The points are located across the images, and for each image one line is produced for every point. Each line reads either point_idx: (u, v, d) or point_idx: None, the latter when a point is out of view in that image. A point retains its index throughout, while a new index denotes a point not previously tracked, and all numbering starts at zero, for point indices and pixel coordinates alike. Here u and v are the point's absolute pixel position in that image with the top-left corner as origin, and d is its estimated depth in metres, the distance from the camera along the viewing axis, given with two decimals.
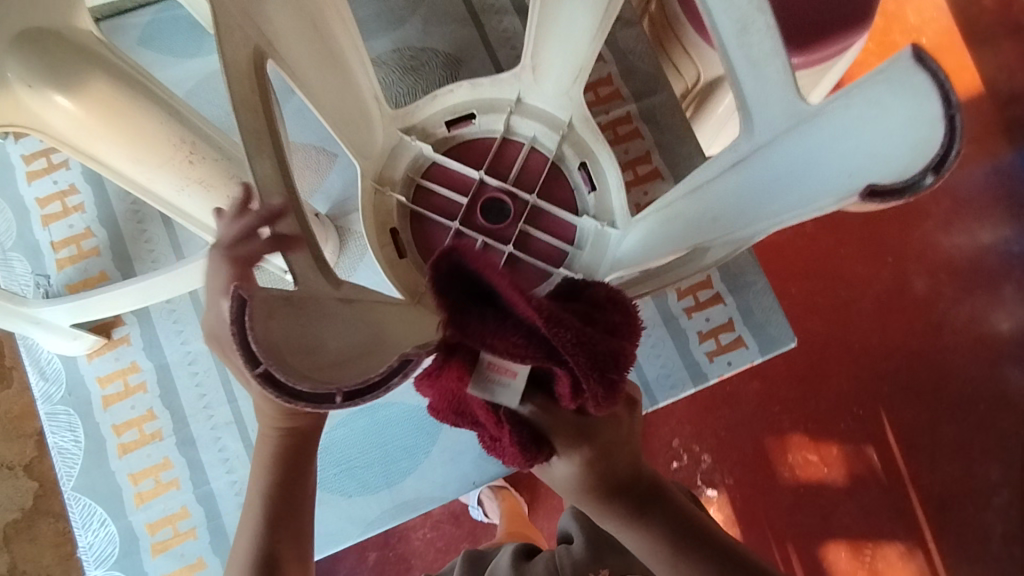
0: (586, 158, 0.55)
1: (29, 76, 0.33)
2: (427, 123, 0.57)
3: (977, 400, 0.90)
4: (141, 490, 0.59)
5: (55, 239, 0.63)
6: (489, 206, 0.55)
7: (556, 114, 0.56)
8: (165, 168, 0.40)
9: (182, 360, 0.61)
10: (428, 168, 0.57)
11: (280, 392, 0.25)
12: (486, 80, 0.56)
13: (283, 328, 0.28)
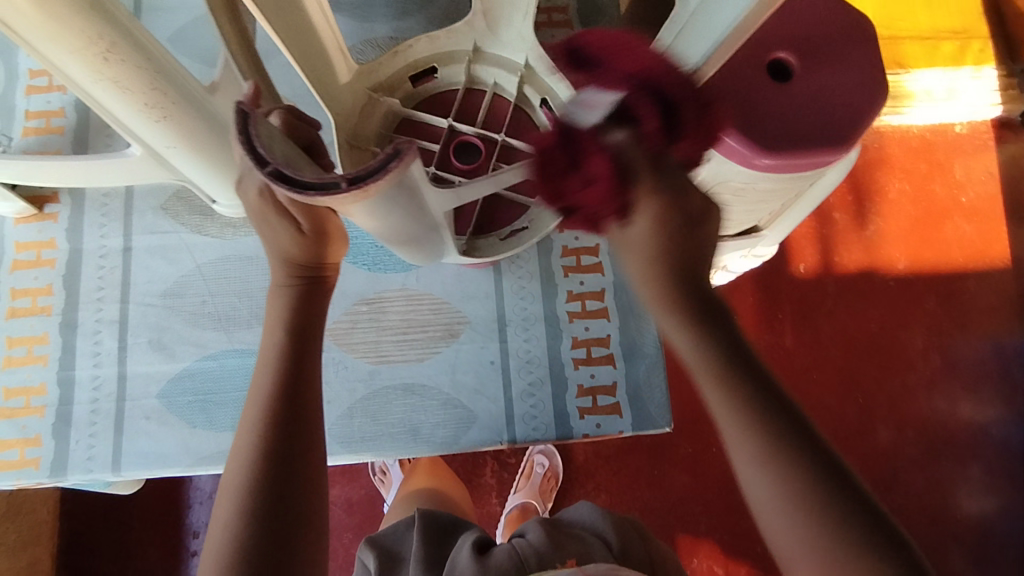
0: (547, 97, 0.63)
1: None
2: (394, 79, 0.65)
3: None
4: (11, 355, 0.62)
5: (30, 109, 0.68)
6: (457, 152, 0.65)
7: (514, 61, 0.64)
8: (78, 57, 0.43)
9: (95, 251, 0.65)
10: (399, 124, 0.65)
11: (273, 170, 0.33)
12: (444, 36, 0.63)
13: (283, 148, 0.37)
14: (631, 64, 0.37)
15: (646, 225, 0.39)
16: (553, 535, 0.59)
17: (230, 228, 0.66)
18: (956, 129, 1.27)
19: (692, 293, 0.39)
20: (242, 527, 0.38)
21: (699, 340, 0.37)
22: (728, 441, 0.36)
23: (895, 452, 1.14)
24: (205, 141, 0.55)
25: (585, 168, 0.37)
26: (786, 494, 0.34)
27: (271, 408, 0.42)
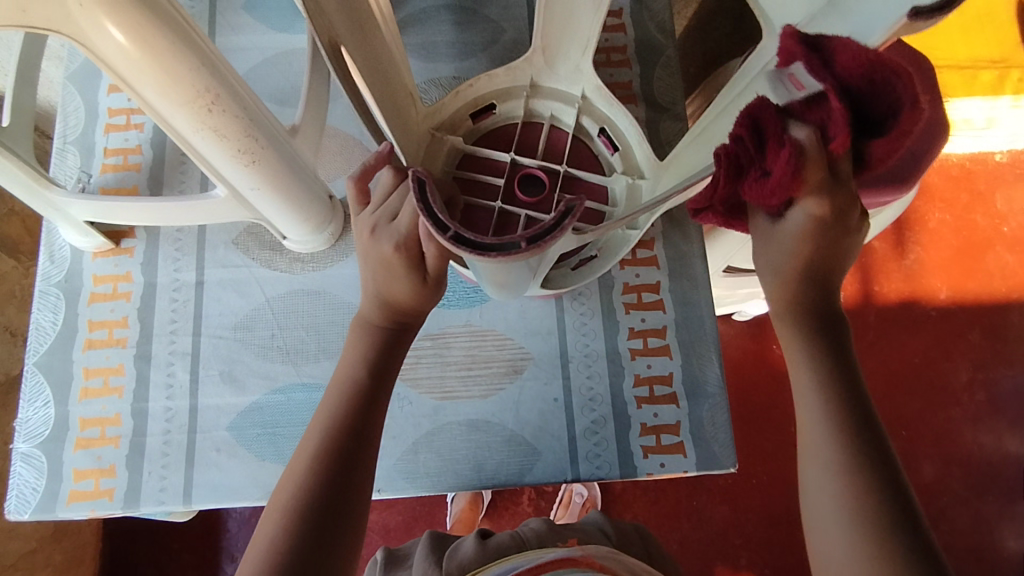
0: (605, 125, 0.62)
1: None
2: (454, 118, 0.62)
3: None
4: (88, 386, 0.64)
5: (108, 146, 0.71)
6: (523, 186, 0.60)
7: (570, 93, 0.63)
8: (184, 109, 0.45)
9: (168, 285, 0.66)
10: (460, 160, 0.61)
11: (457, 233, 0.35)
12: (502, 71, 0.61)
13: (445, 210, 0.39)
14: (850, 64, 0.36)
15: (797, 210, 0.44)
16: (552, 524, 0.63)
17: (299, 263, 0.67)
18: (996, 157, 1.27)
19: (817, 301, 0.47)
20: (286, 534, 0.41)
21: (816, 358, 0.46)
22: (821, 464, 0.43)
23: (941, 488, 1.12)
24: (286, 183, 0.56)
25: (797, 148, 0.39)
26: (854, 513, 0.40)
27: (335, 431, 0.46)
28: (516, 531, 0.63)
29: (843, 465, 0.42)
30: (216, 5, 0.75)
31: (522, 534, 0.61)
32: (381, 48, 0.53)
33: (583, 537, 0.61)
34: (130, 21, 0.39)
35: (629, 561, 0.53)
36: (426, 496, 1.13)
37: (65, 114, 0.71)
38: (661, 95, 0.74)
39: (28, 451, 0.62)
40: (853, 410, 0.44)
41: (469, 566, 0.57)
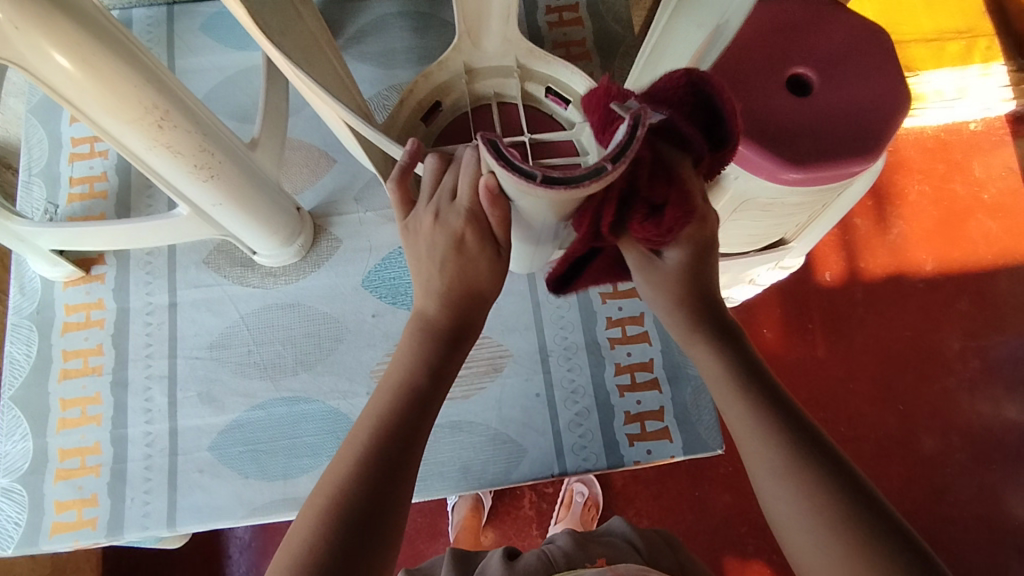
0: (551, 84, 0.61)
1: (15, 18, 0.37)
2: (408, 126, 0.61)
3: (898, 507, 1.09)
4: (65, 417, 0.63)
5: (74, 176, 0.70)
6: None
7: (505, 65, 0.61)
8: (135, 127, 0.45)
9: (142, 309, 0.66)
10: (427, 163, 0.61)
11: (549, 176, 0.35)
12: (432, 69, 0.60)
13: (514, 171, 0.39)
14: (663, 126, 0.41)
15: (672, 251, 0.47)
16: (581, 540, 0.63)
17: (271, 277, 0.67)
18: (971, 126, 1.27)
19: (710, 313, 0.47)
20: (322, 537, 0.38)
21: (733, 378, 0.44)
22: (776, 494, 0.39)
23: (943, 459, 1.11)
24: (249, 197, 0.56)
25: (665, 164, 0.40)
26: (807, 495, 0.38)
27: (381, 434, 0.43)
28: (544, 548, 0.63)
29: (789, 467, 0.39)
30: (174, 29, 0.75)
31: (550, 552, 0.61)
32: (313, 46, 0.52)
33: (610, 557, 0.61)
34: (70, 43, 0.39)
35: None
36: (426, 507, 1.12)
37: (29, 148, 0.71)
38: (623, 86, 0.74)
39: (9, 486, 0.61)
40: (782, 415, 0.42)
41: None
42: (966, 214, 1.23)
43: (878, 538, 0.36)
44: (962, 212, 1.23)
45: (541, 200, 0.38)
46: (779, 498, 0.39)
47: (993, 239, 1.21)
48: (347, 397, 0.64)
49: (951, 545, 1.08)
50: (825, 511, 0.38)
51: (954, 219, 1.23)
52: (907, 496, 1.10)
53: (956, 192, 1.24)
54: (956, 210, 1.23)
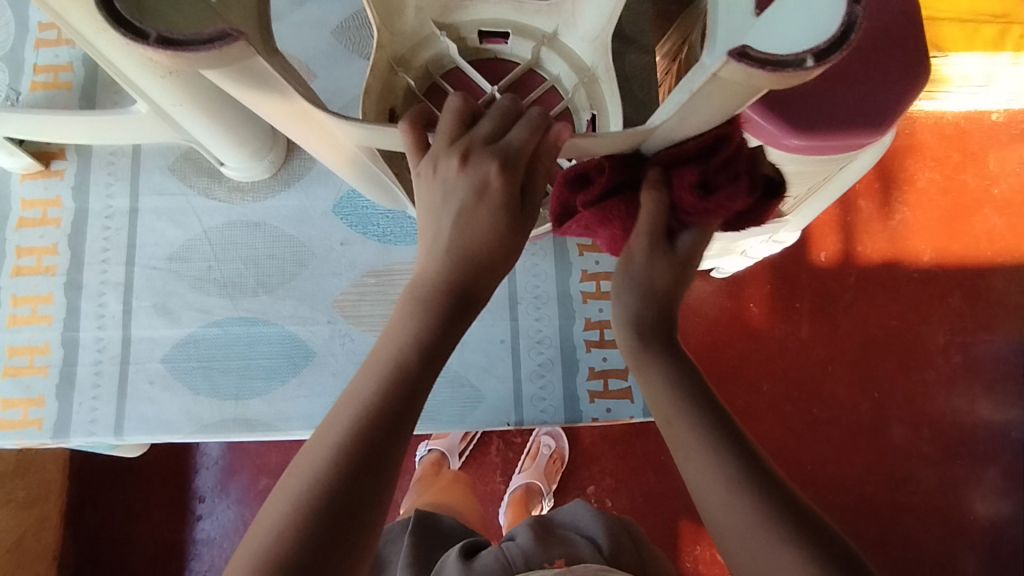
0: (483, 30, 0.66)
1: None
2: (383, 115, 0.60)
3: (856, 490, 1.11)
4: (16, 314, 0.61)
5: (38, 63, 0.66)
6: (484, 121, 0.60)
7: (425, 36, 0.64)
8: (79, 3, 0.41)
9: (101, 212, 0.63)
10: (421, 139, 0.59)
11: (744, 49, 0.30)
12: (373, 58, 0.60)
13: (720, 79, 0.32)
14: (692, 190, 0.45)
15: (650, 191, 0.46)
16: (542, 539, 0.64)
17: (238, 193, 0.64)
18: (993, 115, 1.22)
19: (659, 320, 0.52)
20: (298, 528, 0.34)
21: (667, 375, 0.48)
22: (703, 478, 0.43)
23: (909, 450, 1.12)
24: (213, 100, 0.52)
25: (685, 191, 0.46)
26: (731, 488, 0.41)
27: (368, 413, 0.37)
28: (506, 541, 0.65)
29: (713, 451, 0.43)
30: None
31: (512, 548, 0.63)
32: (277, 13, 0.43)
33: (569, 556, 0.62)
34: None
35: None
36: None
37: None
38: (630, 26, 0.70)
39: None
40: (709, 411, 0.46)
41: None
42: (973, 207, 1.19)
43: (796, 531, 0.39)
44: (971, 205, 1.19)
45: (730, 86, 0.33)
46: (706, 479, 0.42)
47: (997, 236, 1.18)
48: (306, 323, 0.62)
49: (904, 531, 1.09)
50: (760, 507, 0.40)
51: (960, 210, 1.19)
52: (867, 482, 1.11)
53: (967, 184, 1.20)
54: (964, 202, 1.19)
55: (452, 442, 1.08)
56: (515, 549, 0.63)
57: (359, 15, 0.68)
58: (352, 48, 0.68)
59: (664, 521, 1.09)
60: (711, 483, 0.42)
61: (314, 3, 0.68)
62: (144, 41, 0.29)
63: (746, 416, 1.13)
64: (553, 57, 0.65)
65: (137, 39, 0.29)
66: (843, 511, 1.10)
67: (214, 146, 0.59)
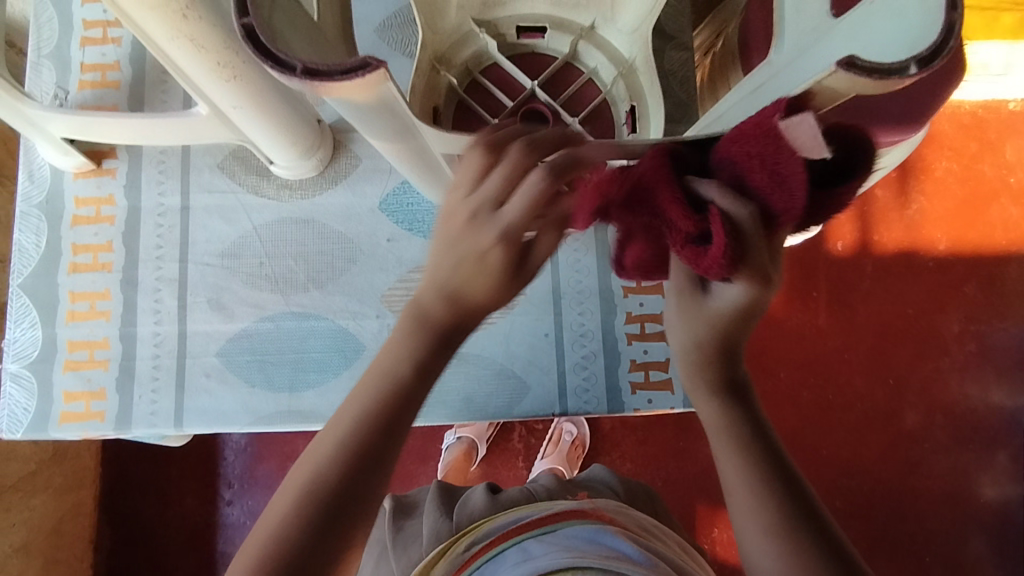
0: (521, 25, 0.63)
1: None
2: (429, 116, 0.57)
3: (871, 474, 1.13)
4: (75, 310, 0.63)
5: (85, 61, 0.67)
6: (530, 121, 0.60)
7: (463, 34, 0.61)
8: (157, 14, 0.41)
9: (154, 210, 0.65)
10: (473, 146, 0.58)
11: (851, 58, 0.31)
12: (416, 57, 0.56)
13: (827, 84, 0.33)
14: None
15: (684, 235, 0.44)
16: (562, 484, 0.64)
17: (287, 190, 0.65)
18: (1010, 105, 1.22)
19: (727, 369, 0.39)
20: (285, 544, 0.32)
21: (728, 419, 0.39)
22: (750, 540, 0.37)
23: (922, 435, 1.14)
24: (270, 102, 0.53)
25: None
26: (793, 565, 0.36)
27: (362, 432, 0.34)
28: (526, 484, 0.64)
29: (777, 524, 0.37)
30: None
31: (534, 489, 0.63)
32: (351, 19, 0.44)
33: (591, 493, 0.63)
34: None
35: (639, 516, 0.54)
36: (418, 430, 1.14)
37: (38, 25, 0.67)
38: (668, 23, 0.70)
39: (17, 372, 0.62)
40: (762, 444, 0.39)
41: (479, 515, 0.59)
42: (991, 196, 1.20)
43: None
44: (989, 195, 1.20)
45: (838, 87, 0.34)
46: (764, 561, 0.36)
47: (1013, 225, 1.19)
48: (355, 317, 0.64)
49: (916, 514, 1.12)
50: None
51: (977, 200, 1.20)
52: (881, 466, 1.14)
53: (985, 173, 1.20)
54: (983, 192, 1.20)
55: (480, 430, 1.10)
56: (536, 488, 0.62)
57: (402, 13, 0.69)
58: (394, 46, 0.69)
59: (685, 506, 1.12)
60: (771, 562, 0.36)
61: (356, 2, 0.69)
62: (290, 74, 0.30)
63: (763, 403, 1.15)
64: (591, 51, 0.62)
65: (282, 71, 0.30)
66: (857, 493, 1.13)
67: (265, 146, 0.60)
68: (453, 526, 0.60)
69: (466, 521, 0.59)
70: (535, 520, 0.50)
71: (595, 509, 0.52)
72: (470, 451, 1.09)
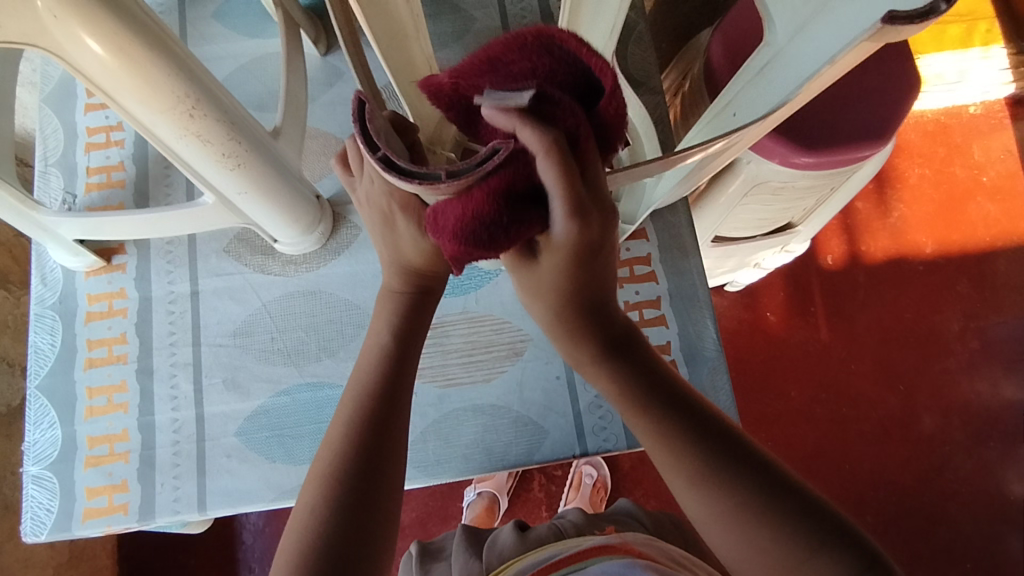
0: None
1: (52, 5, 0.36)
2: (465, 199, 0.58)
3: (898, 482, 1.12)
4: (93, 405, 0.64)
5: (90, 165, 0.70)
6: None
7: None
8: (166, 115, 0.44)
9: (164, 298, 0.67)
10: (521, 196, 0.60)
11: (893, 11, 0.32)
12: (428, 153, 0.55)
13: (867, 46, 0.35)
14: (513, 59, 0.33)
15: (565, 224, 0.37)
16: (590, 516, 0.64)
17: (292, 265, 0.68)
18: (970, 109, 1.26)
19: (601, 329, 0.45)
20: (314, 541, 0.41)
21: (622, 380, 0.44)
22: (666, 467, 0.42)
23: (941, 438, 1.14)
24: (272, 184, 0.56)
25: (563, 129, 0.33)
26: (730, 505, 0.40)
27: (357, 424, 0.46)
28: (555, 519, 0.64)
29: (686, 453, 0.41)
30: (185, 17, 0.74)
31: (564, 522, 0.62)
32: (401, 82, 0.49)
33: (620, 526, 0.62)
34: (100, 26, 0.38)
35: (669, 549, 0.53)
36: (437, 490, 1.13)
37: (44, 138, 0.71)
38: (637, 70, 0.74)
39: (39, 474, 0.62)
40: (678, 409, 0.43)
41: (509, 555, 0.58)
42: (967, 195, 1.24)
43: (791, 524, 0.39)
44: (964, 194, 1.24)
45: (863, 50, 0.35)
46: (694, 498, 0.41)
47: (992, 220, 1.22)
48: None
49: (951, 520, 1.10)
50: (758, 522, 0.39)
51: (955, 199, 1.24)
52: (906, 474, 1.12)
53: (957, 174, 1.24)
54: (957, 191, 1.24)
55: (500, 482, 1.08)
56: (566, 522, 0.62)
57: (388, 89, 0.73)
58: None
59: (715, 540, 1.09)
60: (706, 506, 0.41)
61: (344, 83, 0.73)
62: (438, 182, 0.33)
63: (778, 423, 1.15)
64: None
65: (433, 182, 0.33)
66: (887, 505, 1.11)
67: (275, 227, 0.62)
68: (484, 565, 0.59)
69: (497, 560, 0.58)
70: (566, 559, 0.50)
71: (626, 543, 0.51)
72: (492, 506, 1.07)
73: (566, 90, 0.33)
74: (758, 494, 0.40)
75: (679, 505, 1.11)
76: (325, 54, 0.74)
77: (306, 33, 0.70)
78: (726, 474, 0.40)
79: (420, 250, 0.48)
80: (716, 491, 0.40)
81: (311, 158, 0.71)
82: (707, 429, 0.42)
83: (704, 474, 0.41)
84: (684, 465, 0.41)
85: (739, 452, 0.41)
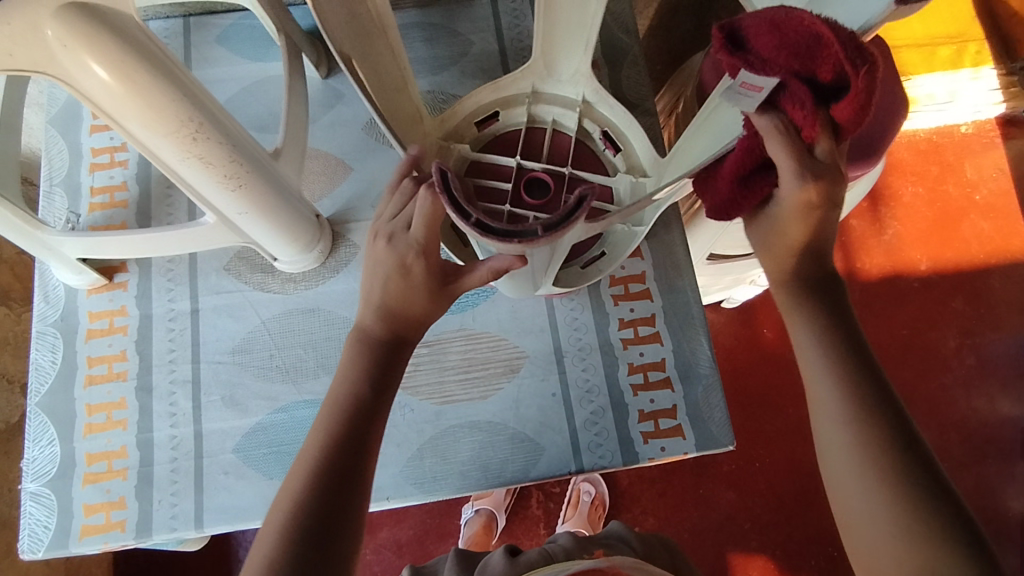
0: (476, 119, 0.62)
1: (63, 35, 0.38)
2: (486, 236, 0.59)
3: None
4: (92, 422, 0.64)
5: (94, 185, 0.72)
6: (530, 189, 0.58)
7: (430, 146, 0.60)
8: (169, 139, 0.45)
9: (164, 315, 0.67)
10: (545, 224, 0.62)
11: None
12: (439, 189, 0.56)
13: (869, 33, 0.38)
14: (795, 36, 0.38)
15: (792, 182, 0.46)
16: (580, 538, 0.64)
17: (291, 283, 0.69)
18: (962, 129, 1.28)
19: (827, 298, 0.52)
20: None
21: (822, 328, 0.51)
22: (834, 433, 0.48)
23: (939, 455, 1.14)
24: (273, 204, 0.57)
25: (796, 115, 0.42)
26: (883, 492, 0.45)
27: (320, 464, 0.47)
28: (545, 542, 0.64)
29: (860, 423, 0.47)
30: (190, 41, 0.76)
31: (554, 546, 0.63)
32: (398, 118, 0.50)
33: (609, 550, 0.62)
34: (107, 54, 0.39)
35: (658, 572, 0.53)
36: (434, 508, 1.13)
37: (49, 158, 0.72)
38: (630, 92, 0.76)
39: (37, 491, 0.63)
40: (857, 361, 0.50)
41: None
42: (960, 213, 1.25)
43: (936, 504, 0.44)
44: (957, 211, 1.25)
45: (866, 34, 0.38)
46: (848, 480, 0.47)
47: (986, 238, 1.24)
48: None
49: None
50: (911, 506, 0.44)
51: (948, 217, 1.25)
52: None
53: (949, 192, 1.26)
54: (950, 209, 1.25)
55: (497, 500, 1.08)
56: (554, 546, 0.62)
57: None
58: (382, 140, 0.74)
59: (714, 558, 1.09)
60: (859, 492, 0.46)
61: (343, 105, 0.75)
62: (537, 237, 0.39)
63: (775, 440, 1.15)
64: (548, 109, 0.62)
65: (530, 239, 0.39)
66: None
67: (273, 247, 0.63)
68: None
69: None
70: None
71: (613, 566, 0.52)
72: (489, 523, 1.07)
73: (811, 88, 0.41)
74: (891, 469, 0.45)
75: (676, 523, 1.11)
76: (326, 77, 0.75)
77: (307, 57, 0.72)
78: (898, 460, 0.45)
79: (422, 296, 0.51)
80: (874, 452, 0.46)
81: (311, 177, 0.73)
82: (881, 389, 0.49)
83: (864, 443, 0.46)
84: (845, 428, 0.47)
85: (888, 422, 0.47)
